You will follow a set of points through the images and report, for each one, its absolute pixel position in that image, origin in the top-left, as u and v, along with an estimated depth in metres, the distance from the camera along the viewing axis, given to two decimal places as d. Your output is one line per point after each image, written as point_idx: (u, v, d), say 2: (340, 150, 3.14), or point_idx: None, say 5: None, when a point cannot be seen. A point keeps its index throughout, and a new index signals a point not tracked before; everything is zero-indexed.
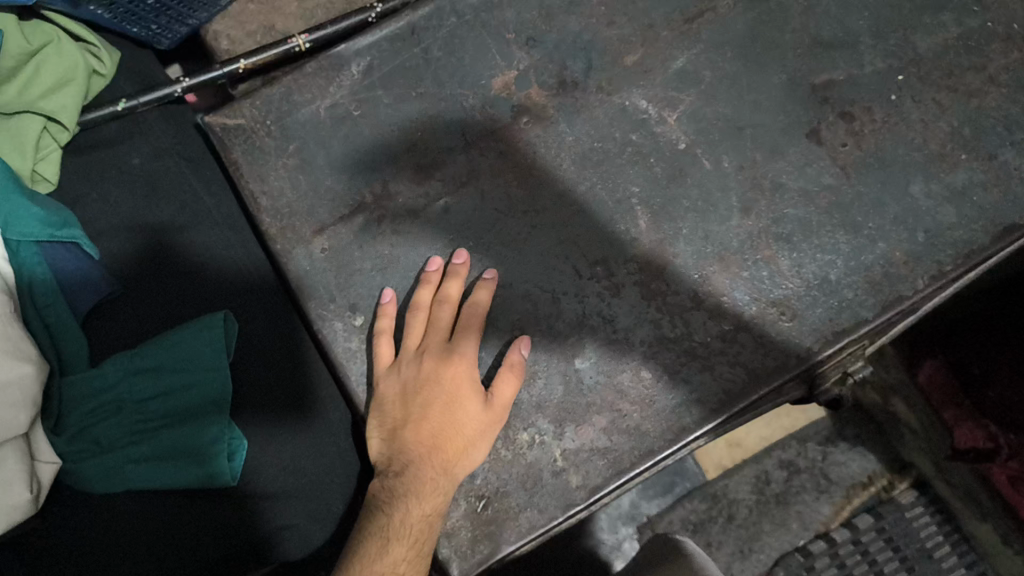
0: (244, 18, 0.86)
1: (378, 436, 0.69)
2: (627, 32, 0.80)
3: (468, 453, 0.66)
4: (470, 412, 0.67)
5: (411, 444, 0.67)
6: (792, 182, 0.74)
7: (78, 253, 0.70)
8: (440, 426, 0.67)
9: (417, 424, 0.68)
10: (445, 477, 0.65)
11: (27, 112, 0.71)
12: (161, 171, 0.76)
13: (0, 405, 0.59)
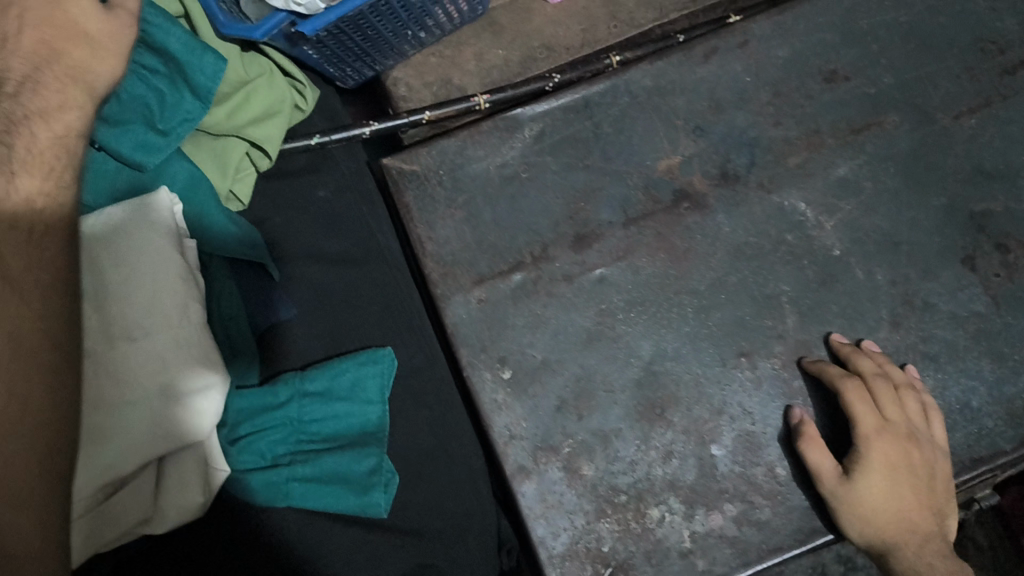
0: (424, 69, 0.91)
1: None
2: (793, 134, 0.82)
3: None
4: None
5: None
6: (943, 304, 0.76)
7: (263, 274, 0.74)
8: None
9: None
10: None
11: (233, 136, 0.76)
12: (344, 206, 0.81)
13: (189, 409, 0.64)
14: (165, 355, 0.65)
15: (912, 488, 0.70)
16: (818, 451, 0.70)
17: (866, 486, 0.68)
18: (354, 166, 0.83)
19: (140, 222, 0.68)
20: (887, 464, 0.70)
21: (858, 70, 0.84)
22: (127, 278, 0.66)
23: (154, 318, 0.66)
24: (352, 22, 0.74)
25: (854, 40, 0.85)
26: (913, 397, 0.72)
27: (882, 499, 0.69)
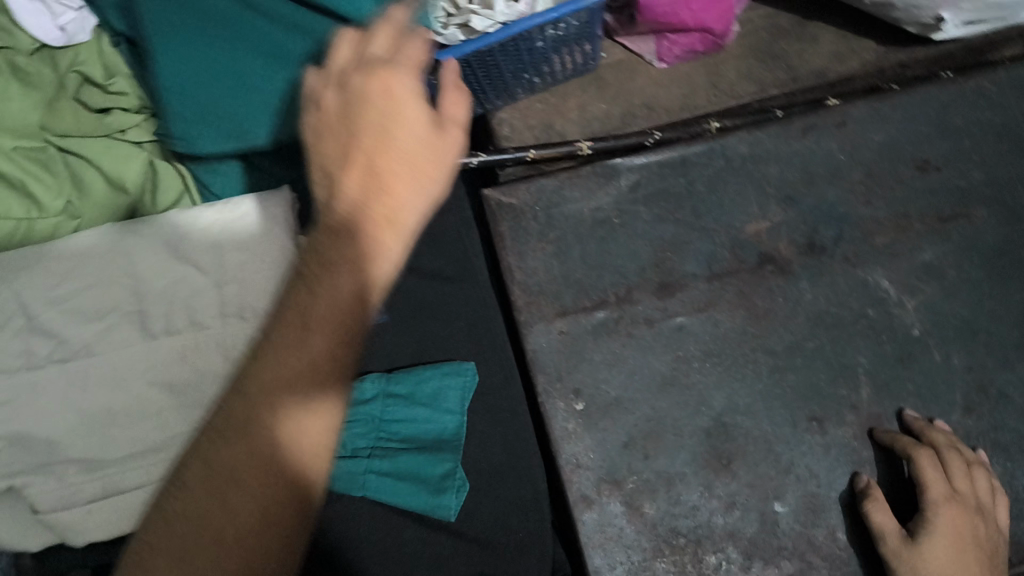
0: (531, 112, 0.97)
1: (395, 237, 0.51)
2: (882, 215, 0.85)
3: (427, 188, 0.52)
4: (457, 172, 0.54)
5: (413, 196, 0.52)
6: (1017, 395, 0.78)
7: None
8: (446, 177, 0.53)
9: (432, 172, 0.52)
10: (391, 233, 0.50)
11: None
12: (442, 221, 0.81)
13: None
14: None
15: (977, 560, 0.69)
16: (880, 509, 0.72)
17: (930, 549, 0.68)
18: None
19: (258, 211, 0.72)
20: (957, 533, 0.69)
21: (949, 161, 0.87)
22: (250, 261, 0.72)
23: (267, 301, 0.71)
24: (480, 58, 0.79)
25: (947, 134, 0.89)
26: (983, 475, 0.72)
27: (947, 565, 0.68)
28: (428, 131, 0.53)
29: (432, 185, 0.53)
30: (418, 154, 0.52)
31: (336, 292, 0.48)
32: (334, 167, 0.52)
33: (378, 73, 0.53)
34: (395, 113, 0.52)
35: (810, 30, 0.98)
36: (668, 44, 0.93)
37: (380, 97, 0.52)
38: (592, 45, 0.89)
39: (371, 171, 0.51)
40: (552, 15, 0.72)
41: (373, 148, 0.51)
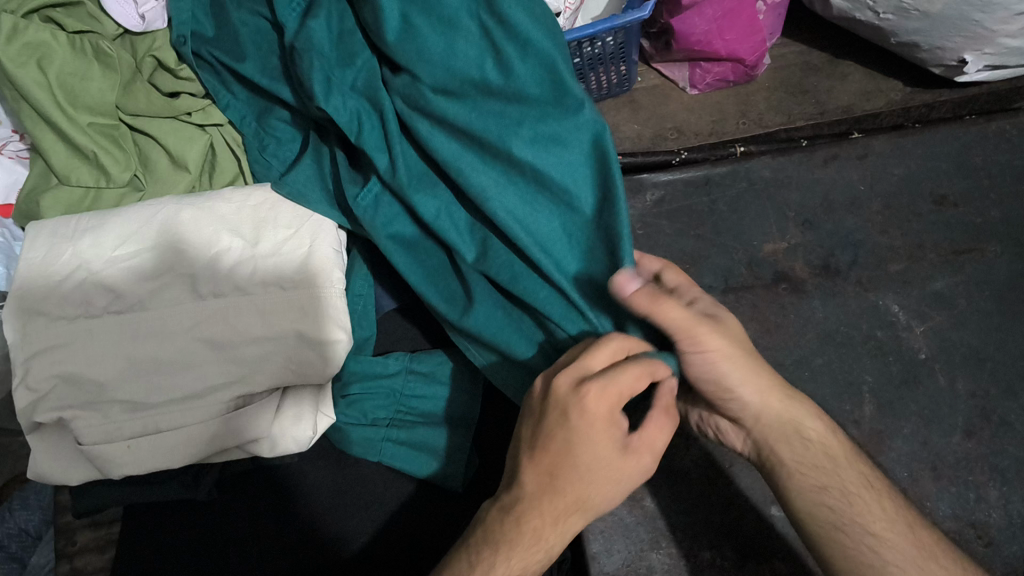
0: None
1: (538, 517, 0.57)
2: (897, 243, 0.89)
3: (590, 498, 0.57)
4: (602, 455, 0.56)
5: (529, 473, 0.57)
6: (1019, 424, 0.79)
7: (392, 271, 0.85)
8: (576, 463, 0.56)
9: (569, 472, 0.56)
10: (552, 530, 0.57)
11: None
12: None
13: (315, 357, 0.73)
14: (308, 306, 0.74)
15: (772, 384, 0.66)
16: (708, 333, 0.62)
17: (712, 365, 0.63)
18: None
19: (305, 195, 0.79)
20: (730, 351, 0.63)
21: (967, 199, 0.90)
22: (292, 236, 0.77)
23: (305, 275, 0.75)
24: None
25: (967, 172, 0.92)
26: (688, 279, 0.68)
27: (759, 392, 0.65)
28: (616, 441, 0.56)
29: (649, 459, 0.58)
30: (615, 451, 0.56)
31: (572, 525, 0.57)
32: (525, 446, 0.58)
33: (603, 392, 0.55)
34: (602, 436, 0.56)
35: (841, 69, 1.01)
36: (701, 71, 1.00)
37: (575, 411, 0.55)
38: (627, 66, 0.95)
39: (548, 443, 0.56)
40: (587, 31, 0.81)
41: (588, 431, 0.55)
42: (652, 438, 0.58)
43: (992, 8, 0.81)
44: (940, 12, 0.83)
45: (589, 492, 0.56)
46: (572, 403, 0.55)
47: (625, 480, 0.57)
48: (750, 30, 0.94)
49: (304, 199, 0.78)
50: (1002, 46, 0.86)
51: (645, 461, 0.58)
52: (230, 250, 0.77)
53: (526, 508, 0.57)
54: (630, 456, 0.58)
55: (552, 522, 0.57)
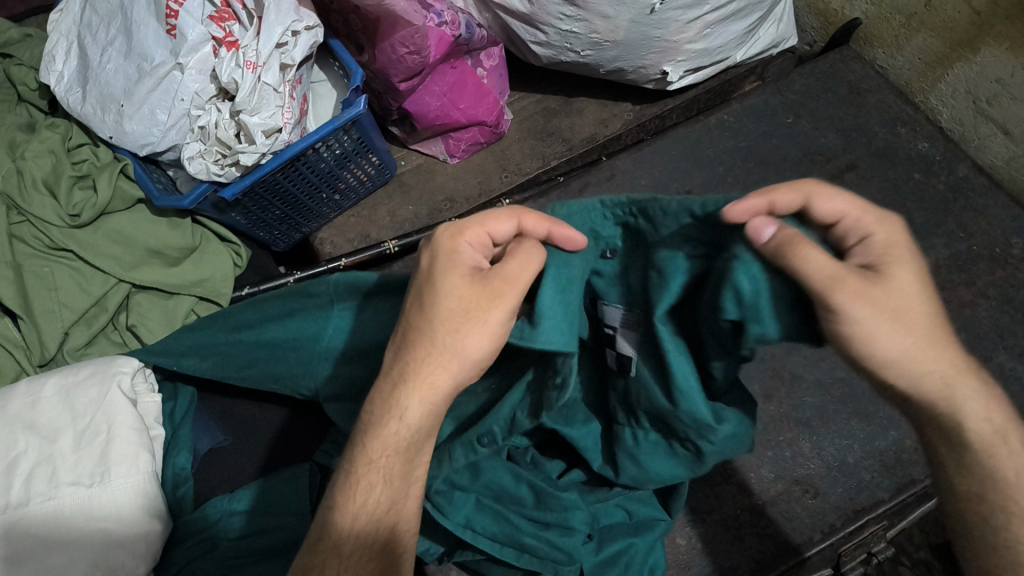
0: (345, 228, 1.04)
1: (445, 353, 0.53)
2: None
3: (467, 343, 0.53)
4: (453, 287, 0.53)
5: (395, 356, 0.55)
6: (809, 374, 0.85)
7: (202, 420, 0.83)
8: (461, 308, 0.52)
9: (475, 312, 0.52)
10: (423, 381, 0.53)
11: (184, 293, 0.89)
12: None
13: (125, 554, 0.70)
14: (113, 499, 0.71)
15: (941, 351, 0.49)
16: (806, 249, 0.45)
17: (852, 317, 0.46)
18: None
19: (103, 374, 0.78)
20: (833, 278, 0.45)
21: (709, 188, 0.98)
22: (89, 422, 0.75)
23: (106, 464, 0.73)
24: (269, 188, 0.88)
25: (703, 165, 1.00)
26: (790, 196, 0.50)
27: (909, 359, 0.49)
28: (468, 290, 0.52)
29: (452, 332, 0.53)
30: (463, 312, 0.52)
31: (387, 431, 0.54)
32: (402, 336, 0.55)
33: (468, 238, 0.55)
34: (439, 277, 0.53)
35: (576, 106, 1.09)
36: (454, 140, 1.05)
37: (436, 267, 0.54)
38: (378, 155, 0.98)
39: (403, 325, 0.55)
40: (314, 137, 0.83)
41: (410, 309, 0.55)
42: (463, 330, 0.52)
43: (664, 24, 0.91)
44: (624, 38, 0.93)
45: (410, 370, 0.54)
46: (422, 266, 0.55)
47: (446, 359, 0.53)
48: (480, 95, 1.00)
49: (98, 389, 0.77)
50: (689, 52, 0.97)
51: (475, 335, 0.52)
52: (24, 454, 0.74)
53: (345, 461, 0.58)
54: (427, 337, 0.53)
55: (395, 437, 0.54)
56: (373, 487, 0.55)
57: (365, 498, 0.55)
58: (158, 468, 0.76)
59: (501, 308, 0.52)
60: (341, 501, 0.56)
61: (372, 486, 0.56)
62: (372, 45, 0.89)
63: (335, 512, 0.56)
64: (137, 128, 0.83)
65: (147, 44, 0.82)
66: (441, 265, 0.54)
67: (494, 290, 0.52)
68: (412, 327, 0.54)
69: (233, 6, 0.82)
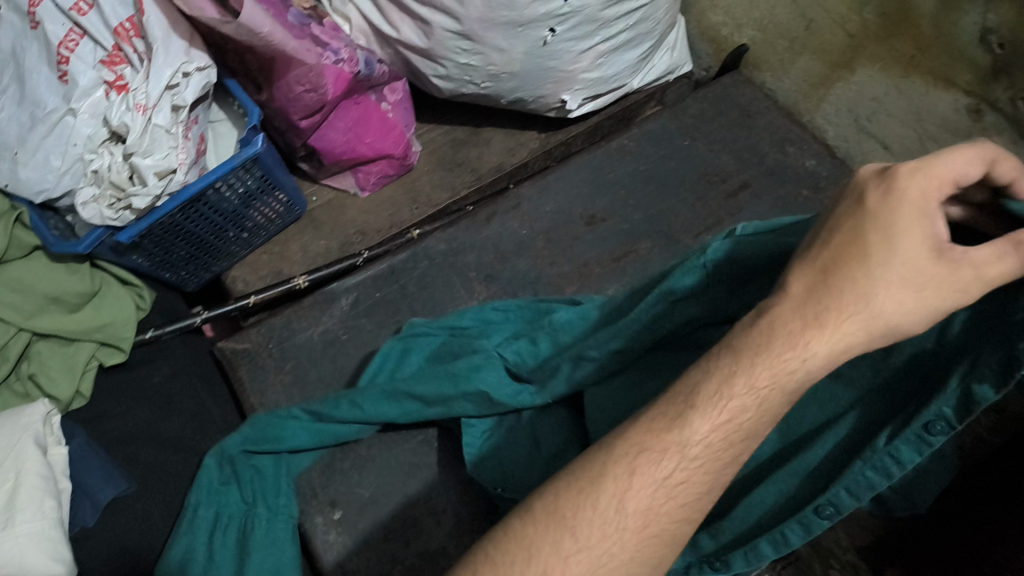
0: (256, 265, 1.04)
1: (818, 344, 0.42)
2: (566, 269, 0.97)
3: (855, 326, 0.42)
4: (908, 255, 0.41)
5: (746, 342, 0.45)
6: None
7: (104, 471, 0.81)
8: (830, 292, 0.43)
9: (840, 299, 0.42)
10: (778, 363, 0.43)
11: (86, 339, 0.88)
12: (178, 387, 0.89)
13: None
14: (15, 548, 0.70)
15: None
16: (1020, 274, 0.42)
17: None
18: (189, 351, 0.93)
19: (8, 423, 0.77)
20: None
21: (612, 211, 1.01)
22: None
23: (10, 512, 0.71)
24: (170, 229, 0.87)
25: (605, 189, 1.02)
26: (1016, 170, 0.42)
27: None
28: (935, 263, 0.41)
29: (942, 303, 0.41)
30: (861, 287, 0.42)
31: (780, 369, 0.43)
32: (784, 310, 0.44)
33: (931, 185, 0.41)
34: (897, 238, 0.41)
35: (483, 136, 1.12)
36: (363, 173, 1.06)
37: (892, 217, 0.42)
38: (286, 192, 0.99)
39: (799, 294, 0.44)
40: (212, 177, 0.83)
41: (840, 251, 0.43)
42: (834, 313, 0.42)
43: (558, 54, 0.95)
44: (521, 69, 0.96)
45: (760, 354, 0.44)
46: (870, 206, 0.43)
47: (891, 316, 0.42)
48: (385, 129, 1.02)
49: (4, 439, 0.76)
50: (586, 81, 1.01)
51: (854, 308, 0.42)
52: None
53: (605, 453, 0.47)
54: (857, 307, 0.42)
55: (654, 463, 0.45)
56: (662, 504, 0.45)
57: (559, 520, 0.45)
58: (64, 515, 0.74)
59: (882, 280, 0.42)
60: (622, 484, 0.45)
61: (592, 518, 0.45)
62: (269, 83, 0.90)
63: (551, 534, 0.45)
64: (32, 175, 0.82)
65: (39, 92, 0.82)
66: (897, 231, 0.41)
67: (955, 274, 0.41)
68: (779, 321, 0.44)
69: (123, 49, 0.82)
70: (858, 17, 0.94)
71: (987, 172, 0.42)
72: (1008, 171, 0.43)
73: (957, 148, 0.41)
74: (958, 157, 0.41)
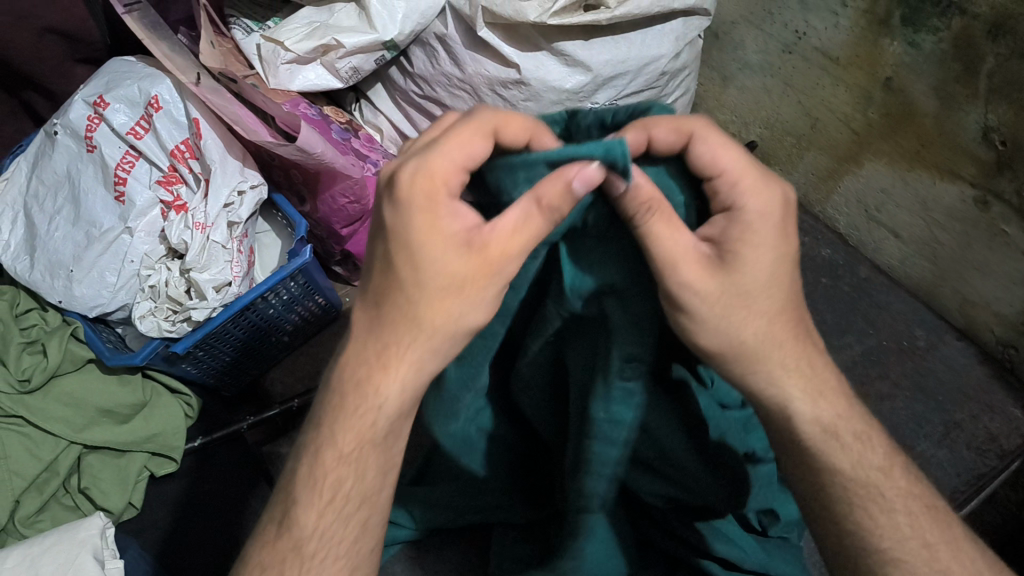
0: (295, 366, 1.06)
1: (400, 354, 0.54)
2: None
3: (452, 312, 0.52)
4: (439, 253, 0.51)
5: (367, 354, 0.55)
6: None
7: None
8: (395, 286, 0.53)
9: (418, 288, 0.52)
10: (415, 329, 0.53)
11: (137, 450, 0.89)
12: (228, 492, 0.90)
13: None
14: None
15: (779, 322, 0.56)
16: (666, 224, 0.51)
17: (698, 301, 0.53)
18: (235, 454, 0.94)
19: (67, 539, 0.78)
20: (676, 254, 0.51)
21: None
22: None
23: None
24: (219, 338, 0.90)
25: None
26: (639, 134, 0.52)
27: (756, 331, 0.55)
28: (462, 255, 0.51)
29: (479, 296, 0.53)
30: (457, 280, 0.51)
31: (362, 421, 0.55)
32: (374, 309, 0.54)
33: (442, 178, 0.51)
34: (411, 229, 0.51)
35: None
36: None
37: (409, 198, 0.51)
38: (325, 296, 1.02)
39: (376, 295, 0.54)
40: (262, 288, 0.86)
41: (382, 259, 0.53)
42: (428, 308, 0.52)
43: None
44: None
45: (392, 341, 0.53)
46: (389, 208, 0.52)
47: (750, 339, 0.55)
48: None
49: (67, 555, 0.76)
50: None
51: (455, 305, 0.52)
52: None
53: (303, 462, 0.56)
54: (690, 324, 0.55)
55: (338, 475, 0.55)
56: (346, 480, 0.55)
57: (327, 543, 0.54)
58: None
59: (486, 287, 0.52)
60: (303, 494, 0.55)
61: (305, 514, 0.55)
62: (314, 195, 0.95)
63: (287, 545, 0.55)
64: (87, 292, 0.85)
65: (96, 212, 0.86)
66: (444, 215, 0.51)
67: (487, 261, 0.51)
68: (393, 310, 0.53)
69: (179, 169, 0.87)
70: (862, 115, 0.97)
71: (652, 143, 0.52)
72: (638, 138, 0.52)
73: (455, 138, 0.51)
74: (471, 133, 0.51)
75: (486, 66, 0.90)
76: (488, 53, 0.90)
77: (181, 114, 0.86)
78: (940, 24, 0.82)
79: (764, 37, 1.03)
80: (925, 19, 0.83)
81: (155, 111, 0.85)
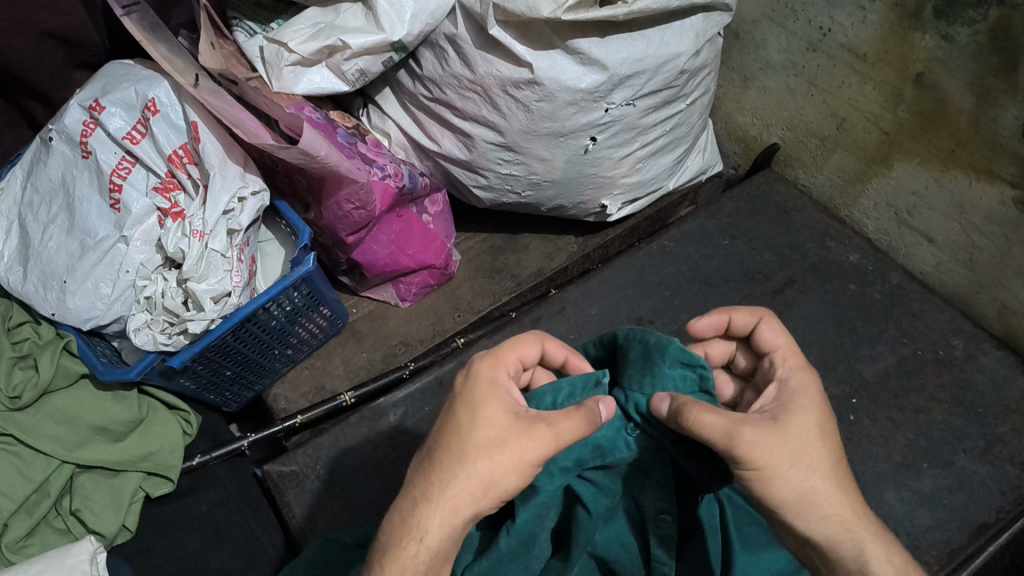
0: (299, 380, 1.02)
1: (444, 504, 0.50)
2: None
3: (494, 461, 0.51)
4: (491, 413, 0.52)
5: (414, 494, 0.52)
6: None
7: None
8: (449, 438, 0.52)
9: (473, 450, 0.51)
10: (464, 494, 0.50)
11: (131, 470, 0.85)
12: (226, 516, 0.86)
13: None
14: None
15: (848, 493, 0.54)
16: (700, 409, 0.53)
17: (758, 463, 0.52)
18: (235, 477, 0.90)
19: (54, 566, 0.73)
20: (729, 427, 0.52)
21: (659, 313, 1.01)
22: None
23: None
24: (219, 351, 0.86)
25: (650, 291, 1.03)
26: (747, 317, 0.62)
27: (827, 505, 0.53)
28: (504, 421, 0.52)
29: (525, 453, 0.51)
30: (504, 440, 0.51)
31: (405, 558, 0.50)
32: (426, 455, 0.53)
33: (506, 365, 0.56)
34: (474, 400, 0.53)
35: (521, 242, 1.12)
36: (404, 284, 1.05)
37: (475, 382, 0.54)
38: (330, 306, 0.98)
39: (428, 448, 0.53)
40: (263, 298, 0.82)
41: (446, 419, 0.53)
42: (482, 456, 0.50)
43: (599, 161, 0.96)
44: (562, 175, 0.97)
45: (434, 490, 0.50)
46: (457, 387, 0.55)
47: (815, 496, 0.53)
48: (427, 240, 1.02)
49: None
50: (624, 185, 1.02)
51: (504, 464, 0.51)
52: None
53: None
54: (759, 479, 0.53)
55: None
56: None
57: None
58: None
59: (533, 448, 0.51)
60: None
61: None
62: (318, 202, 0.91)
63: None
64: (81, 303, 0.81)
65: (90, 220, 0.82)
66: (500, 397, 0.53)
67: (534, 430, 0.52)
68: (450, 459, 0.51)
69: (177, 175, 0.83)
70: (892, 114, 0.92)
71: (731, 326, 0.62)
72: (746, 316, 0.62)
73: (521, 339, 0.59)
74: (524, 345, 0.58)
75: (497, 66, 0.86)
76: (500, 53, 0.85)
77: (179, 117, 0.82)
78: (976, 15, 0.78)
79: (787, 35, 0.98)
80: (959, 10, 0.79)
81: (152, 115, 0.82)
